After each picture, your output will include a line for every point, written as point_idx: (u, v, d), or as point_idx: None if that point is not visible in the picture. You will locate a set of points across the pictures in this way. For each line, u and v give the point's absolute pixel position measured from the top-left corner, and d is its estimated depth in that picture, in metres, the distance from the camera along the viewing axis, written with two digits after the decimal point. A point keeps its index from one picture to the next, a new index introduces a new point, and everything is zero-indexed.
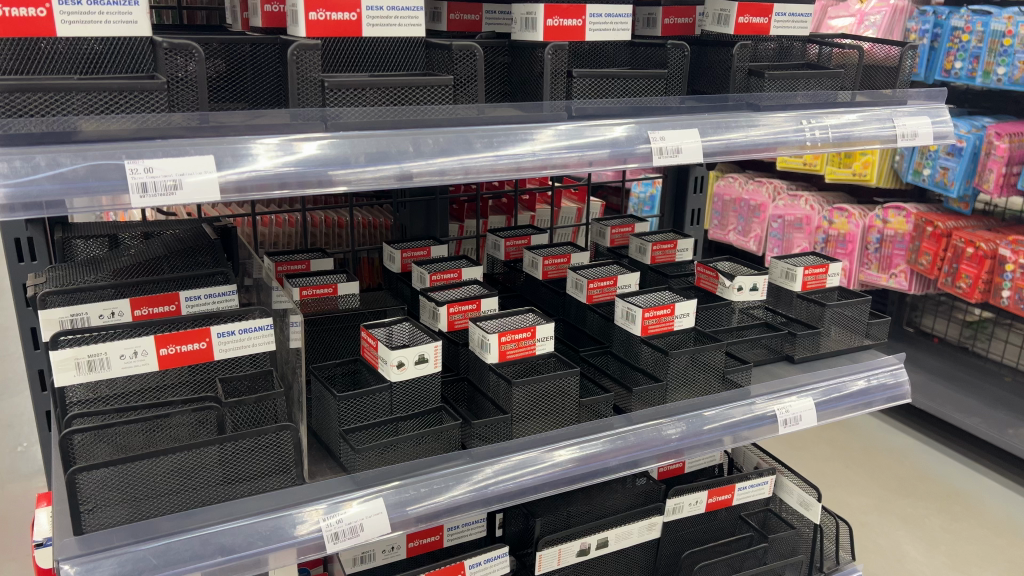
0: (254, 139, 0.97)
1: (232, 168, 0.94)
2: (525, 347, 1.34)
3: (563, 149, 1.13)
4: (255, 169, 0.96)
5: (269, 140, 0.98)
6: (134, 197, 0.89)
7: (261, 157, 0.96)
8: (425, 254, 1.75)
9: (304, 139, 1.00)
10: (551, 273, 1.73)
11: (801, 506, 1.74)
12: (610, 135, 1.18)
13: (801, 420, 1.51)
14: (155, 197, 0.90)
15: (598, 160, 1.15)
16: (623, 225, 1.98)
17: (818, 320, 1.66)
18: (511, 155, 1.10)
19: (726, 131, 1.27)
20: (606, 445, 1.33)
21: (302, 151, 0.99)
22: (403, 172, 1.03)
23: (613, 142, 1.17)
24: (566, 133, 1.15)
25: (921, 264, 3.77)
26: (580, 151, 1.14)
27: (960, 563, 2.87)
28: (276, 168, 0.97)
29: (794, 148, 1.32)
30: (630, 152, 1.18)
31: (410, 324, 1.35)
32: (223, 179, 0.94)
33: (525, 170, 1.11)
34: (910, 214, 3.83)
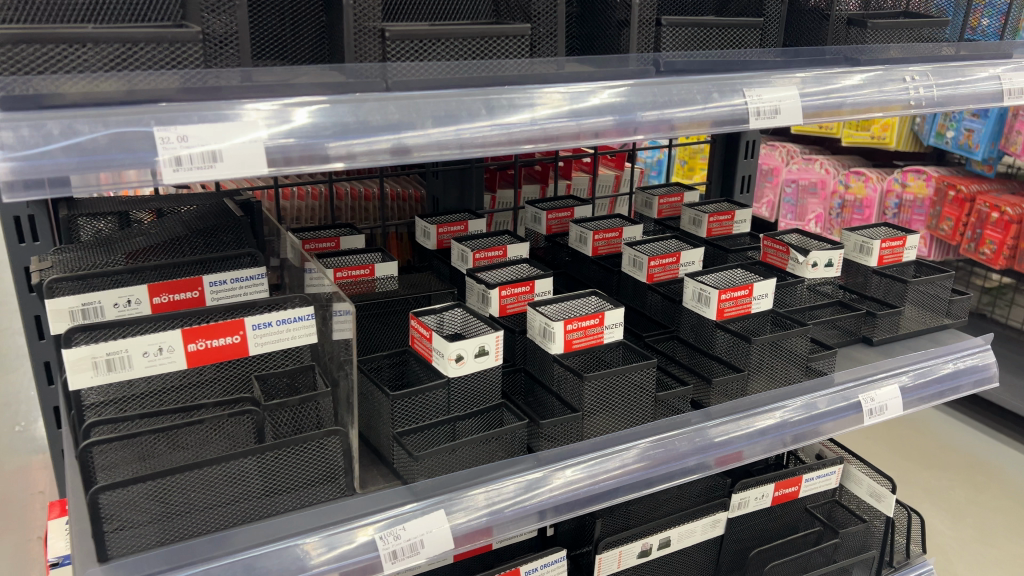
0: (273, 103, 0.80)
1: (226, 139, 0.76)
2: (592, 337, 1.19)
3: (564, 117, 0.93)
4: (267, 140, 0.78)
5: (254, 107, 0.79)
6: (168, 167, 0.74)
7: (257, 125, 0.78)
8: (462, 230, 1.61)
9: (312, 104, 0.82)
10: (602, 249, 1.58)
11: (871, 496, 1.62)
12: (592, 102, 0.95)
13: (887, 409, 1.38)
14: (194, 168, 0.75)
15: (638, 129, 0.97)
16: (670, 194, 1.83)
17: (898, 298, 1.53)
18: (517, 124, 0.90)
19: (824, 88, 1.12)
20: (683, 443, 1.21)
21: (296, 119, 0.80)
22: (472, 138, 0.88)
23: (706, 101, 1.02)
24: (575, 98, 0.94)
25: (942, 230, 3.61)
26: (579, 120, 0.93)
27: (989, 536, 2.76)
28: (326, 132, 0.81)
29: (897, 107, 1.17)
30: (637, 120, 0.97)
31: (463, 310, 1.20)
32: (244, 147, 0.77)
33: (614, 135, 0.96)
34: (931, 177, 3.65)
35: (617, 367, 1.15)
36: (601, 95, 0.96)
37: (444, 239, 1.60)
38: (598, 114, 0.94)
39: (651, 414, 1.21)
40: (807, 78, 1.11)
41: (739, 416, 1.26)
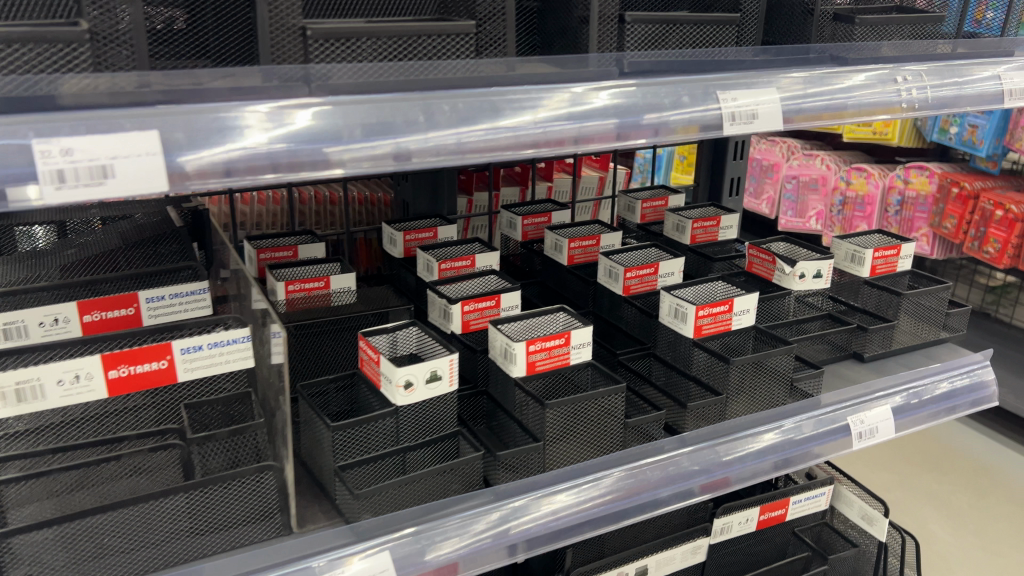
0: (272, 104, 0.75)
1: (221, 145, 0.71)
2: (556, 359, 1.11)
3: (565, 119, 0.87)
4: (265, 145, 0.73)
5: (255, 107, 0.74)
6: (163, 172, 0.69)
7: (254, 129, 0.73)
8: (432, 238, 1.51)
9: (311, 105, 0.76)
10: (578, 258, 1.50)
11: (863, 519, 1.53)
12: (591, 104, 0.89)
13: (877, 432, 1.29)
14: (187, 177, 0.70)
15: (597, 136, 0.88)
16: (654, 198, 1.74)
17: (892, 311, 1.44)
18: (514, 126, 0.84)
19: (806, 90, 1.03)
20: (656, 473, 1.12)
21: (296, 122, 0.75)
22: (411, 148, 0.79)
23: (672, 103, 0.93)
24: (575, 98, 0.88)
25: (946, 228, 3.52)
26: (579, 123, 0.87)
27: (991, 544, 2.66)
28: (324, 137, 0.76)
29: (890, 111, 1.08)
30: (597, 126, 0.88)
31: (419, 328, 1.11)
32: (242, 152, 0.72)
33: (571, 144, 0.87)
34: (933, 174, 3.55)
35: (583, 393, 1.06)
36: (607, 94, 0.90)
37: (412, 246, 1.51)
38: (602, 117, 0.89)
39: (621, 442, 1.12)
40: (803, 78, 1.03)
41: (718, 441, 1.17)
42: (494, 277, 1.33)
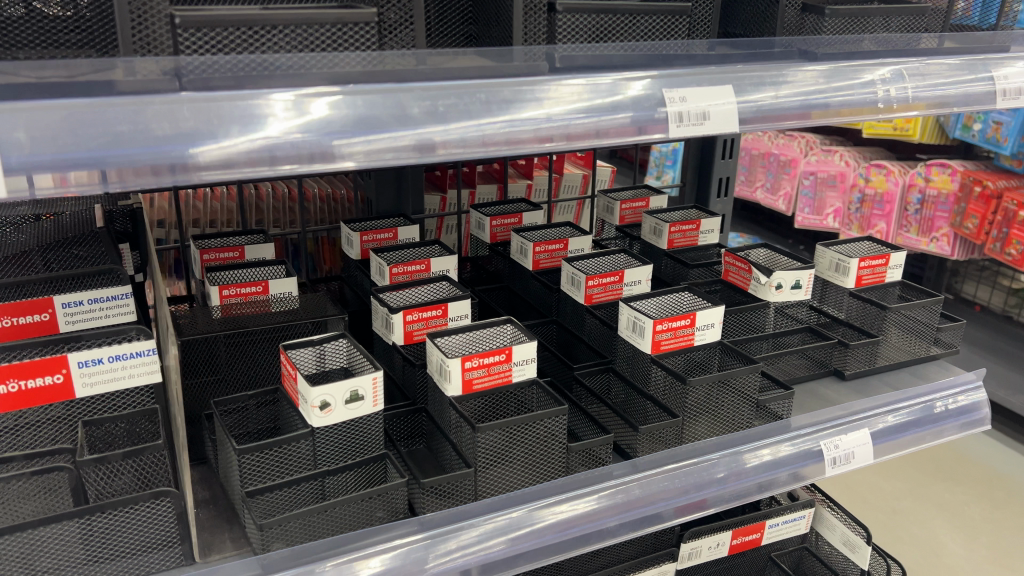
0: (295, 91, 0.74)
1: (243, 134, 0.70)
2: (497, 377, 1.02)
3: (586, 113, 0.84)
4: (286, 135, 0.72)
5: (277, 95, 0.72)
6: (189, 161, 0.68)
7: (276, 118, 0.72)
8: (391, 238, 1.43)
9: (330, 93, 0.75)
10: (543, 263, 1.41)
11: (845, 545, 1.44)
12: (625, 95, 0.86)
13: (854, 458, 1.19)
14: (211, 168, 0.69)
15: (521, 138, 0.81)
16: (635, 199, 1.65)
17: (878, 325, 1.34)
18: (536, 121, 0.81)
19: (767, 89, 0.94)
20: (603, 501, 1.02)
21: (314, 111, 0.74)
22: (291, 151, 0.72)
23: (592, 105, 0.84)
24: (608, 88, 0.86)
25: (967, 229, 3.38)
26: (562, 119, 0.82)
27: (1003, 557, 2.53)
28: (343, 126, 0.74)
29: (874, 111, 0.99)
30: (519, 127, 0.80)
31: (348, 339, 1.03)
32: (264, 142, 0.71)
33: (492, 147, 0.80)
34: (955, 172, 3.39)
35: (520, 416, 0.98)
36: (637, 85, 0.87)
37: (369, 247, 1.42)
38: (616, 110, 0.85)
39: (564, 468, 1.03)
40: (830, 71, 0.97)
41: (674, 467, 1.07)
42: (446, 282, 1.24)
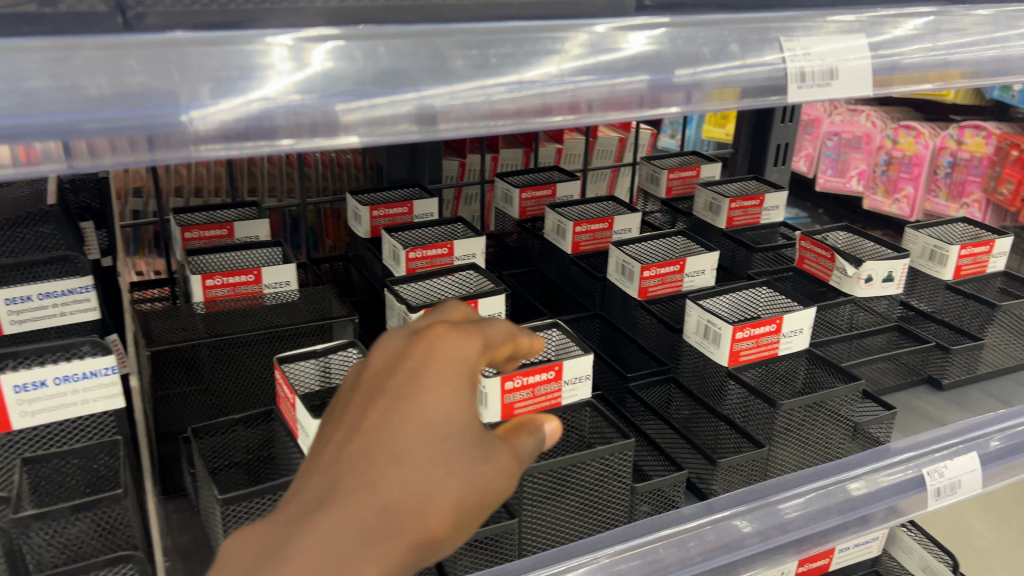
0: (293, 32, 0.52)
1: (254, 90, 0.50)
2: (543, 399, 0.82)
3: (592, 75, 0.60)
4: (285, 96, 0.51)
5: (272, 37, 0.51)
6: (185, 130, 0.48)
7: (276, 71, 0.51)
8: (407, 215, 1.22)
9: (332, 36, 0.53)
10: (585, 245, 1.21)
11: (923, 572, 1.26)
12: (623, 51, 0.61)
13: (960, 487, 0.98)
14: (207, 142, 0.49)
15: (596, 104, 0.60)
16: (684, 168, 1.46)
17: (980, 325, 1.14)
18: (544, 80, 0.58)
19: (899, 44, 0.72)
20: (672, 552, 0.82)
21: (313, 63, 0.52)
22: (281, 120, 0.51)
23: (602, 62, 0.60)
24: (601, 41, 0.61)
25: (1001, 195, 2.65)
26: (638, 75, 0.61)
27: None
28: (348, 84, 0.53)
29: (904, 78, 0.72)
30: (593, 89, 0.60)
31: (360, 350, 0.84)
32: (264, 105, 0.50)
33: (555, 116, 0.59)
34: (990, 134, 2.67)
35: (573, 455, 0.79)
36: (640, 38, 0.62)
37: (379, 225, 1.21)
38: (631, 69, 0.61)
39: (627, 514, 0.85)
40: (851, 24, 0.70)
41: (756, 506, 0.88)
42: (474, 271, 1.03)
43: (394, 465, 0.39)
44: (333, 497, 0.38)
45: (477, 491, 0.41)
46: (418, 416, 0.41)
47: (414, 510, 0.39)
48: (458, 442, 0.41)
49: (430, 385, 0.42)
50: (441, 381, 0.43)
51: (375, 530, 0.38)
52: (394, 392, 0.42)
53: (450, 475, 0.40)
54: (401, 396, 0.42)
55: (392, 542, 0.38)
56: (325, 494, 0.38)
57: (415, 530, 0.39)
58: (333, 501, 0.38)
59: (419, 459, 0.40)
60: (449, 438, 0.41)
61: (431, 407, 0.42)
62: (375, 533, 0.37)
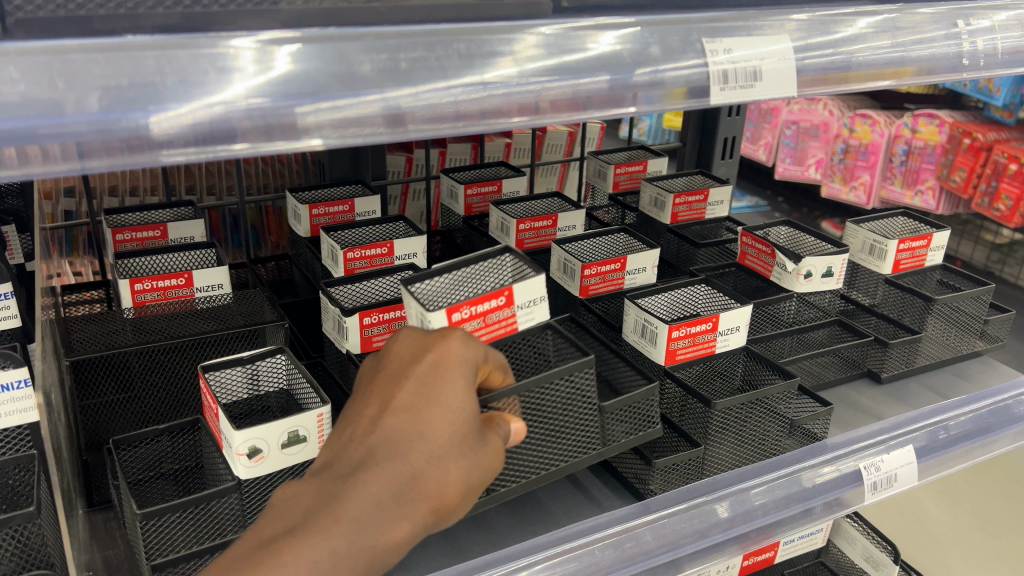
0: (255, 34, 0.52)
1: (176, 100, 0.49)
2: (497, 327, 0.72)
3: (554, 74, 0.60)
4: (247, 99, 0.51)
5: (234, 40, 0.51)
6: (149, 133, 0.48)
7: (242, 74, 0.51)
8: (348, 213, 1.20)
9: (292, 39, 0.53)
10: (529, 243, 1.20)
11: (867, 562, 1.28)
12: (598, 47, 0.63)
13: (897, 480, 0.99)
14: (168, 146, 0.49)
15: (561, 104, 0.61)
16: (630, 163, 1.46)
17: (918, 319, 1.15)
18: (504, 83, 0.58)
19: (828, 40, 0.72)
20: (607, 553, 0.82)
21: (278, 64, 0.52)
22: (240, 124, 0.51)
23: (605, 56, 0.62)
24: (555, 43, 0.61)
25: (953, 182, 2.66)
26: (574, 78, 0.61)
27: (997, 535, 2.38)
28: (309, 87, 0.53)
29: (859, 75, 0.73)
30: (543, 88, 0.60)
31: (288, 356, 0.83)
32: (224, 109, 0.50)
33: (491, 120, 0.58)
34: (943, 122, 2.66)
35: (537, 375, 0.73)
36: (608, 37, 0.63)
37: (320, 223, 1.19)
38: (593, 69, 0.62)
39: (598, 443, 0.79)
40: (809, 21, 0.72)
41: (691, 505, 0.88)
42: (413, 271, 1.01)
43: (421, 445, 0.54)
44: (381, 458, 0.53)
45: (482, 476, 0.57)
46: (444, 405, 0.56)
47: (435, 485, 0.54)
48: (474, 434, 0.57)
49: (450, 378, 0.57)
50: (460, 376, 0.57)
51: (404, 497, 0.52)
52: (422, 377, 0.56)
53: (466, 459, 0.56)
54: (429, 381, 0.56)
55: (420, 504, 0.53)
56: (375, 454, 0.53)
57: (436, 497, 0.54)
58: (379, 464, 0.53)
59: (441, 440, 0.55)
60: (471, 428, 0.57)
61: (453, 400, 0.56)
62: (404, 495, 0.52)
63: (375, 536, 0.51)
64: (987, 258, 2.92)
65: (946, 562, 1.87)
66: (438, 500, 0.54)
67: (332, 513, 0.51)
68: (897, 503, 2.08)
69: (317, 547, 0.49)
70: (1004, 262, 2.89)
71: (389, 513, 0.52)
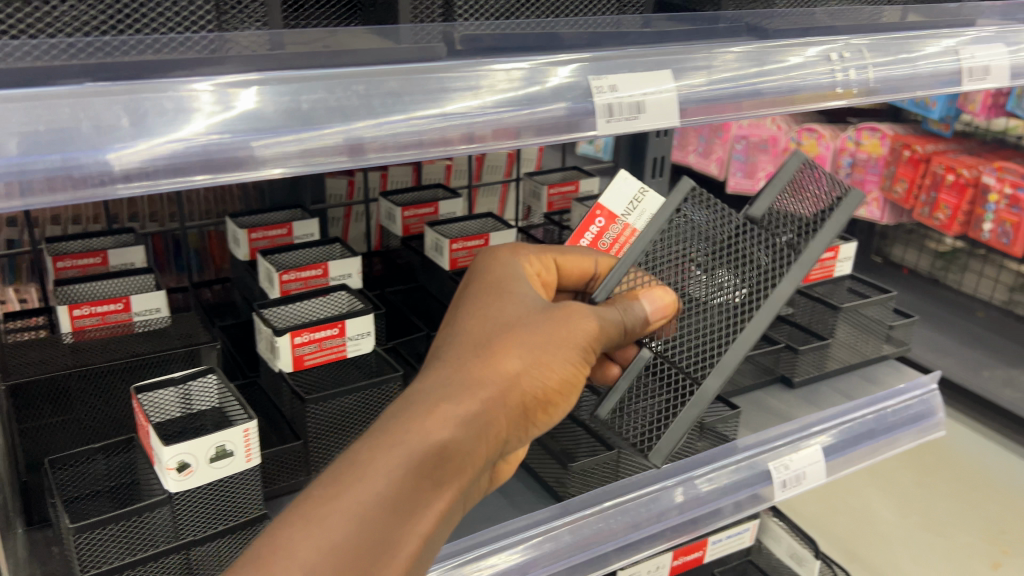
0: (211, 79, 0.60)
1: (146, 137, 0.56)
2: (615, 241, 0.96)
3: (513, 105, 0.68)
4: (206, 136, 0.58)
5: (194, 84, 0.59)
6: (109, 168, 0.54)
7: (200, 113, 0.58)
8: (286, 237, 1.24)
9: (255, 81, 0.61)
10: (462, 261, 1.26)
11: (792, 558, 1.34)
12: (549, 83, 0.71)
13: (804, 478, 1.06)
14: (126, 180, 0.55)
15: (513, 131, 0.68)
16: (563, 183, 1.52)
17: (827, 326, 1.23)
18: (465, 113, 0.66)
19: (713, 74, 0.79)
20: (529, 554, 0.88)
21: (240, 104, 0.59)
22: (198, 157, 0.57)
23: (524, 94, 0.69)
24: (454, 82, 0.67)
25: (896, 193, 2.78)
26: (531, 108, 0.69)
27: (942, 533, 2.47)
28: (272, 122, 0.60)
29: (748, 104, 0.80)
30: (503, 120, 0.68)
31: (220, 377, 0.88)
32: (183, 145, 0.57)
33: (429, 150, 0.65)
34: (886, 135, 2.75)
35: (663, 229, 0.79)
36: (567, 72, 0.72)
37: (259, 247, 1.23)
38: (549, 99, 0.70)
39: (767, 271, 0.77)
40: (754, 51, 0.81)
41: (609, 506, 0.94)
42: (347, 292, 1.06)
43: (466, 339, 0.62)
44: (432, 368, 0.61)
45: (551, 346, 0.62)
46: (486, 308, 0.65)
47: (485, 364, 0.60)
48: (525, 319, 0.63)
49: (489, 292, 0.67)
50: (501, 288, 0.67)
51: (456, 379, 0.59)
52: (468, 300, 0.67)
53: (519, 342, 0.61)
54: (473, 297, 0.67)
55: (475, 380, 0.59)
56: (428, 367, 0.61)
57: (488, 371, 0.60)
58: (432, 368, 0.61)
59: (485, 330, 0.62)
60: (522, 318, 0.64)
61: (505, 306, 0.65)
62: (456, 377, 0.59)
63: (428, 411, 0.57)
64: (930, 265, 3.05)
65: (897, 562, 1.96)
66: (490, 381, 0.59)
67: (381, 424, 0.57)
68: (847, 505, 2.16)
69: (360, 449, 0.55)
70: (948, 269, 3.00)
71: (437, 401, 0.58)
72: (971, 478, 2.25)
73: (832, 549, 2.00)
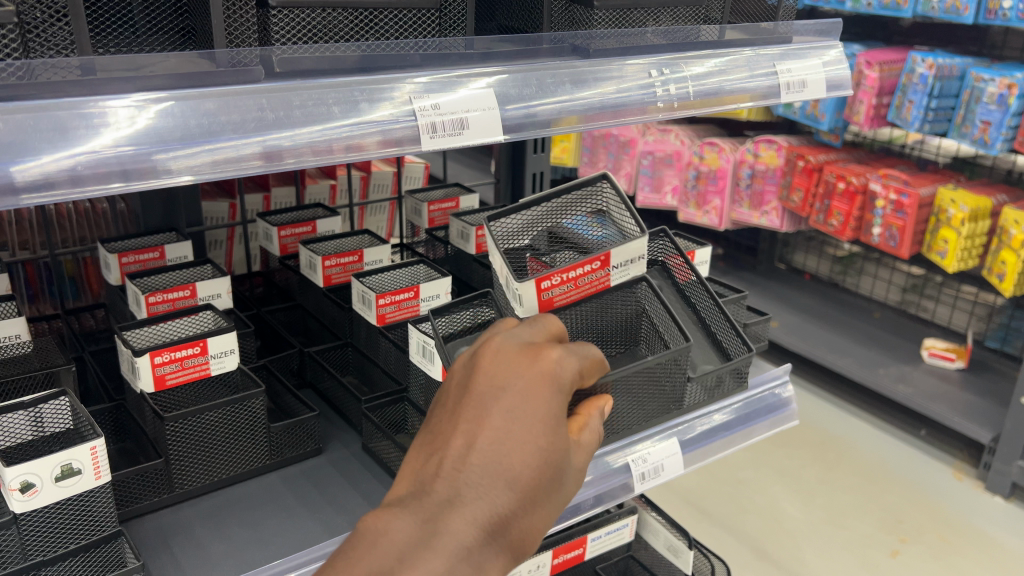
0: (130, 97, 0.66)
1: (47, 151, 0.61)
2: (404, 310, 1.17)
3: (409, 115, 0.77)
4: (114, 147, 0.63)
5: (110, 102, 0.65)
6: (13, 180, 0.59)
7: (113, 128, 0.64)
8: (157, 259, 1.25)
9: (162, 99, 0.67)
10: (336, 278, 1.27)
11: (669, 550, 1.40)
12: (466, 90, 0.82)
13: (663, 469, 1.12)
14: (28, 192, 0.59)
15: (412, 138, 0.77)
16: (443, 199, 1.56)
17: None
18: (381, 121, 0.76)
19: (544, 95, 0.86)
20: None
21: (142, 120, 0.65)
22: (112, 168, 0.63)
23: (437, 96, 0.80)
24: (282, 102, 0.72)
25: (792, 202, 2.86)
26: (449, 113, 0.79)
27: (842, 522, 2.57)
28: (174, 137, 0.66)
29: (568, 120, 0.88)
30: (402, 128, 0.77)
31: (72, 397, 0.88)
32: (96, 155, 0.63)
33: (334, 157, 0.73)
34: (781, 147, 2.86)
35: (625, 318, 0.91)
36: (483, 81, 0.83)
37: (129, 270, 1.23)
38: (467, 102, 0.81)
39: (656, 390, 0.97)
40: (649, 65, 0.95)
41: None
42: (213, 311, 1.07)
43: (506, 481, 0.51)
44: (464, 502, 0.49)
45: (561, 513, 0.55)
46: (536, 438, 0.52)
47: (515, 528, 0.51)
48: (560, 469, 0.54)
49: (539, 408, 0.53)
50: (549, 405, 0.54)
51: (489, 540, 0.50)
52: (511, 407, 0.53)
53: (547, 494, 0.53)
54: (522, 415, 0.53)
55: (503, 547, 0.50)
56: (460, 496, 0.50)
57: (516, 539, 0.51)
58: (467, 505, 0.49)
59: (526, 480, 0.52)
60: (557, 470, 0.54)
61: (542, 437, 0.53)
62: (490, 535, 0.50)
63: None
64: (829, 269, 3.21)
65: (801, 557, 2.03)
66: (513, 550, 0.51)
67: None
68: (755, 504, 2.24)
69: None
70: (846, 273, 3.16)
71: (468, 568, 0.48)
72: (869, 471, 2.36)
73: (741, 549, 2.07)
